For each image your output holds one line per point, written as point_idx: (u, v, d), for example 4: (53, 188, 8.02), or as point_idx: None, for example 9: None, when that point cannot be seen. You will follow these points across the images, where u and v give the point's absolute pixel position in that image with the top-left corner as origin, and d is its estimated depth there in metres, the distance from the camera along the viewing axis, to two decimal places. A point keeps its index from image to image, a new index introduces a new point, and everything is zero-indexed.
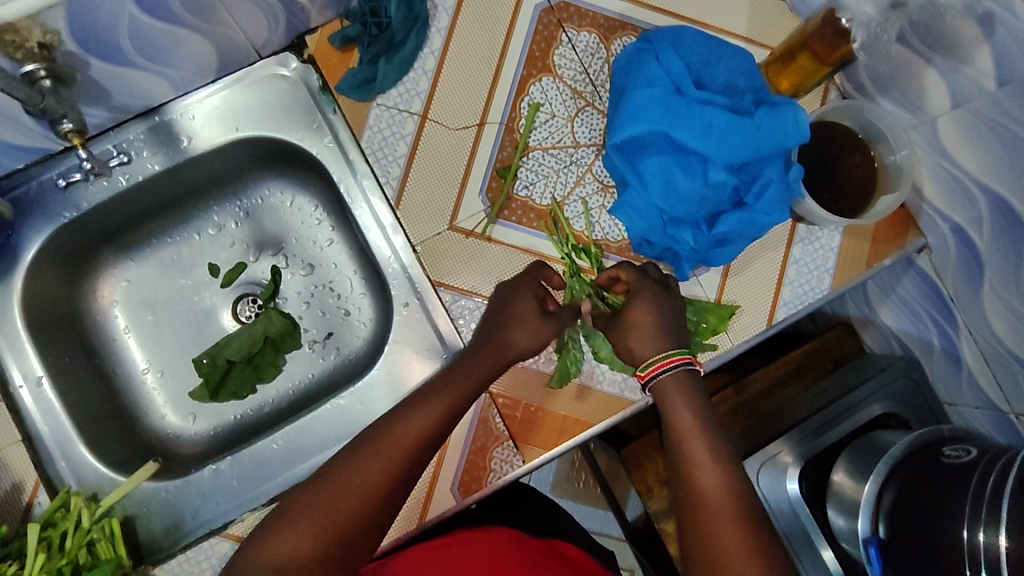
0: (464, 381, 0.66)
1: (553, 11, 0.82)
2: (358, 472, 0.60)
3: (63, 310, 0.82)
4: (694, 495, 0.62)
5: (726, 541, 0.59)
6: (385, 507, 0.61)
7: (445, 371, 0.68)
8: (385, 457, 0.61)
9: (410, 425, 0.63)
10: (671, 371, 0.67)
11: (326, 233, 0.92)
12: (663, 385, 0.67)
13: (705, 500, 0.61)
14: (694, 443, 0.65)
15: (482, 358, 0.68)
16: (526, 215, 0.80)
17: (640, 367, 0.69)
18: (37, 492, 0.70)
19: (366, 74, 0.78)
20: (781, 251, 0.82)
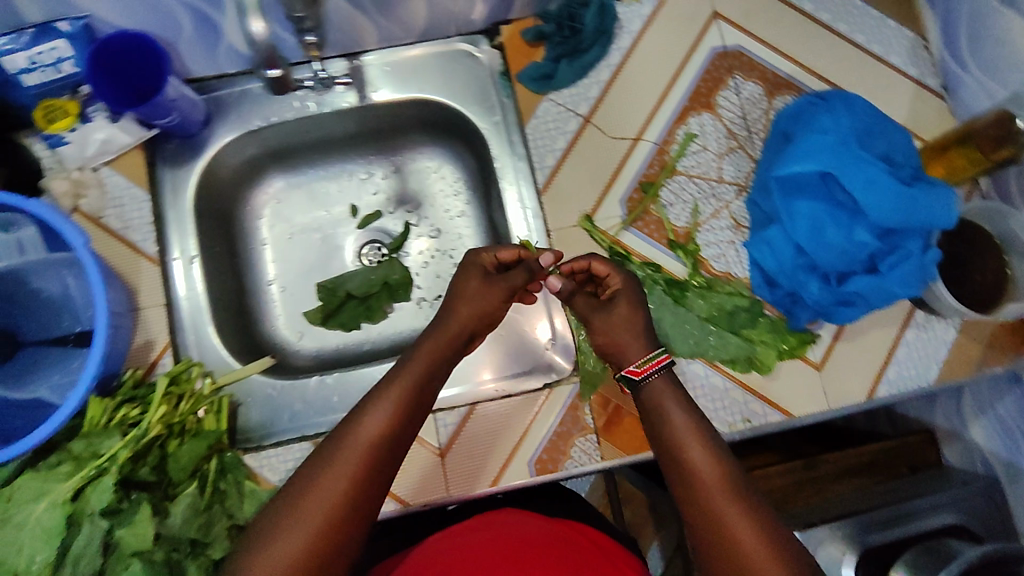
0: (409, 379, 0.67)
1: (726, 58, 0.88)
2: (327, 469, 0.59)
3: (223, 208, 0.91)
4: (695, 485, 0.61)
5: (741, 530, 0.57)
6: (361, 499, 0.59)
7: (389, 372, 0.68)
8: (354, 456, 0.60)
9: (367, 423, 0.62)
10: (662, 371, 0.71)
11: (460, 206, 0.99)
12: (653, 387, 0.70)
13: (710, 488, 0.60)
14: (688, 438, 0.64)
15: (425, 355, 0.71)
16: (659, 231, 0.84)
17: (637, 362, 0.72)
18: (164, 353, 0.77)
19: (548, 70, 0.86)
20: (894, 330, 0.83)
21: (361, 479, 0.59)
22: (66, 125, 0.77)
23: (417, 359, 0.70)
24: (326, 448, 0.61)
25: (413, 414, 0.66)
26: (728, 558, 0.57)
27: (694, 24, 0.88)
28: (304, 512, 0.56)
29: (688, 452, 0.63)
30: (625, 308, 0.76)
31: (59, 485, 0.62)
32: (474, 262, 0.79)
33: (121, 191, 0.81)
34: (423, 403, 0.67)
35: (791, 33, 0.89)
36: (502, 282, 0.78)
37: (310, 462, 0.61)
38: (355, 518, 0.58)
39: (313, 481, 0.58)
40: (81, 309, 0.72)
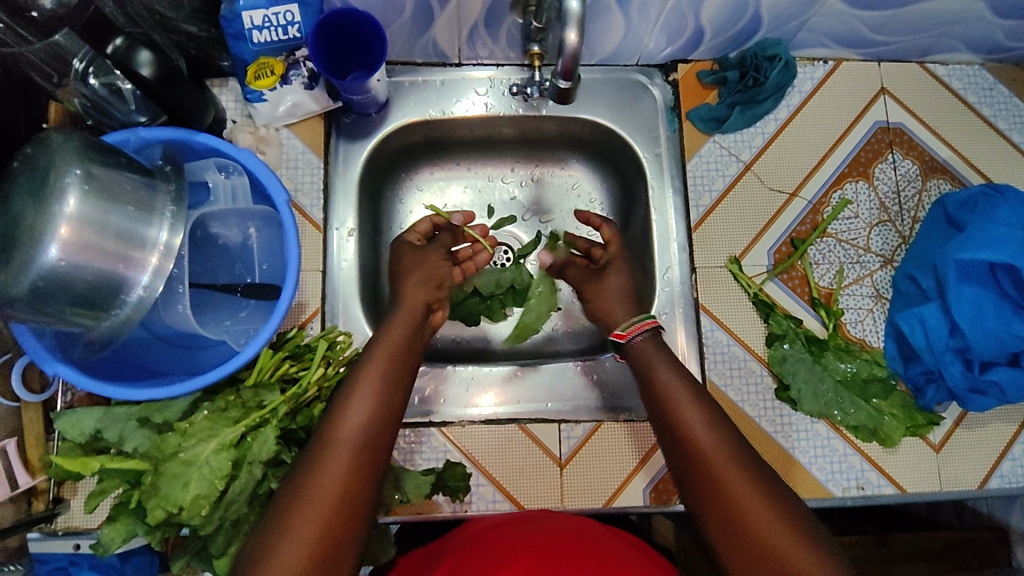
0: (377, 371, 0.66)
1: (888, 133, 0.91)
2: (314, 470, 0.57)
3: (376, 187, 0.93)
4: (693, 450, 0.64)
5: (743, 499, 0.59)
6: (360, 480, 0.58)
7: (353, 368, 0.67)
8: (337, 453, 0.59)
9: (342, 420, 0.61)
10: (645, 332, 0.75)
11: (594, 226, 1.01)
12: (640, 348, 0.75)
13: (711, 455, 0.62)
14: (686, 407, 0.67)
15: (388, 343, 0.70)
16: (800, 286, 0.86)
17: (622, 328, 0.77)
18: (313, 318, 0.80)
19: (720, 114, 0.88)
20: (1015, 426, 0.84)
21: (350, 478, 0.58)
22: (270, 84, 0.78)
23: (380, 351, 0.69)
24: (308, 449, 0.60)
25: (389, 404, 0.65)
26: (732, 520, 0.59)
27: (862, 95, 0.92)
28: (302, 516, 0.55)
29: (689, 425, 0.65)
30: (614, 277, 0.84)
31: (227, 429, 0.63)
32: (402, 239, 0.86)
33: (297, 154, 0.84)
34: (397, 392, 0.67)
35: (951, 121, 0.92)
36: (432, 249, 0.85)
37: (293, 470, 0.59)
38: (358, 503, 0.57)
39: (304, 483, 0.57)
40: (255, 260, 0.74)
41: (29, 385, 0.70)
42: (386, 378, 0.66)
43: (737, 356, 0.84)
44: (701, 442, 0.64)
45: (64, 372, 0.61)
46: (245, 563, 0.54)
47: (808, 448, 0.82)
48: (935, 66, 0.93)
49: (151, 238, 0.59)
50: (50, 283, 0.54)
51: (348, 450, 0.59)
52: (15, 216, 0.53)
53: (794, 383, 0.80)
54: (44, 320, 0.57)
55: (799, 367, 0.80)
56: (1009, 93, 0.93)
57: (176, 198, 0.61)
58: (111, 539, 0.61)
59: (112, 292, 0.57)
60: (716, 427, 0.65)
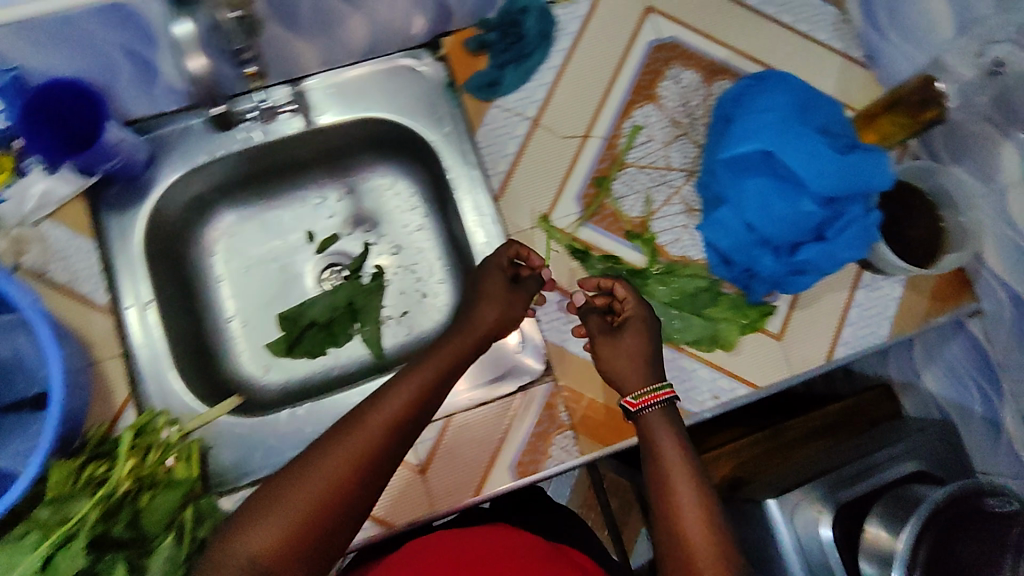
0: (417, 378, 0.69)
1: (663, 50, 0.90)
2: (318, 465, 0.60)
3: (174, 248, 0.88)
4: (655, 466, 0.69)
5: (690, 522, 0.64)
6: (363, 481, 0.61)
7: (404, 369, 0.70)
8: (349, 454, 0.61)
9: (370, 418, 0.64)
10: (657, 405, 0.72)
11: (418, 220, 0.99)
12: (647, 419, 0.72)
13: (673, 477, 0.67)
14: (658, 428, 0.71)
15: (435, 361, 0.72)
16: (615, 223, 0.86)
17: (632, 395, 0.74)
18: (125, 407, 0.76)
19: (493, 77, 0.86)
20: (846, 292, 0.88)
21: (349, 479, 0.60)
22: (6, 179, 0.75)
23: (424, 369, 0.70)
24: (327, 437, 0.63)
25: (415, 416, 0.67)
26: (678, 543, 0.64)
27: (629, 19, 0.90)
28: (294, 497, 0.59)
29: (657, 440, 0.70)
30: (634, 337, 0.77)
31: (27, 557, 0.60)
32: (500, 265, 0.80)
33: (64, 243, 0.78)
34: (427, 407, 0.68)
35: (725, 22, 0.91)
36: (522, 294, 0.79)
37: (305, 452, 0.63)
38: (351, 496, 0.60)
39: (300, 477, 0.60)
40: (34, 369, 0.69)
41: None
42: (423, 395, 0.68)
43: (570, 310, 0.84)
44: (667, 457, 0.69)
45: None
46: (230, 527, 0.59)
47: None
48: None
49: None
50: None
51: (359, 456, 0.62)
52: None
53: (623, 320, 0.82)
54: None
55: (626, 303, 0.82)
56: None
57: None
58: None
59: None
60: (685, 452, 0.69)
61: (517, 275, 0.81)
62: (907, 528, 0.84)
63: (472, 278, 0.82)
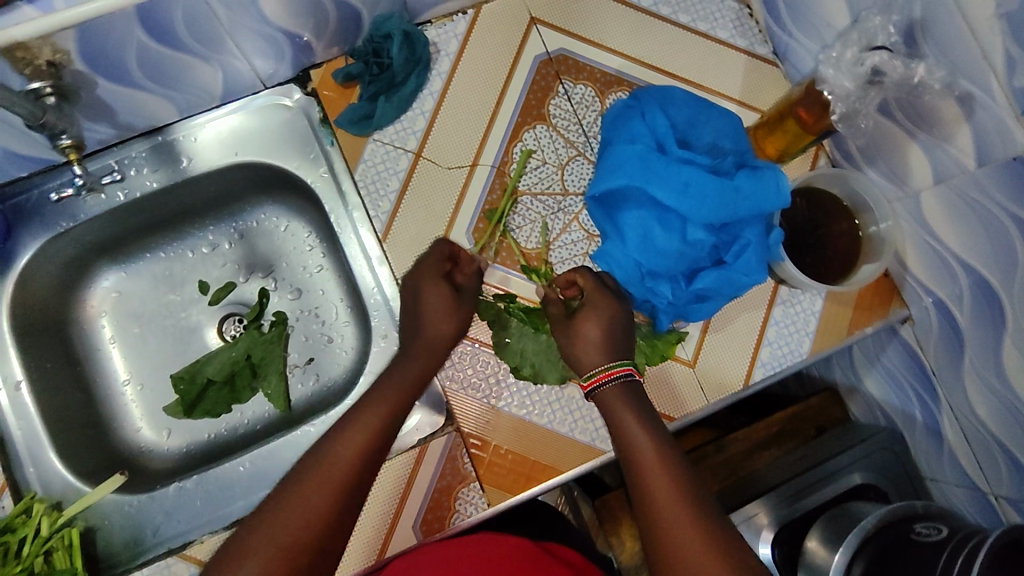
0: (386, 399, 0.67)
1: (552, 64, 0.85)
2: (303, 489, 0.59)
3: (52, 316, 0.84)
4: (630, 455, 0.64)
5: (667, 509, 0.60)
6: (345, 509, 0.60)
7: (369, 391, 0.69)
8: (334, 476, 0.60)
9: (344, 442, 0.62)
10: (614, 381, 0.68)
11: (317, 260, 0.94)
12: (605, 394, 0.68)
13: (648, 468, 0.63)
14: (626, 414, 0.66)
15: (400, 382, 0.70)
16: (511, 258, 0.81)
17: (584, 376, 0.70)
18: (1, 495, 0.72)
19: (365, 111, 0.81)
20: (761, 311, 0.82)
21: (338, 500, 0.59)
22: None
23: (394, 384, 0.69)
24: (305, 466, 0.61)
25: (391, 431, 0.66)
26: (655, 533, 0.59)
27: (513, 34, 0.85)
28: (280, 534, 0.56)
29: (628, 433, 0.65)
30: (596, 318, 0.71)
31: None
32: (434, 276, 0.75)
33: None
34: (401, 419, 0.68)
35: (616, 29, 0.86)
36: (466, 298, 0.76)
37: (284, 486, 0.60)
38: (337, 527, 0.59)
39: (289, 502, 0.58)
40: None
41: None
42: (396, 407, 0.67)
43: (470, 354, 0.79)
44: (639, 450, 0.64)
45: None
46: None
47: (564, 415, 0.78)
48: None
49: None
50: None
51: (341, 479, 0.60)
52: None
53: (520, 362, 0.76)
54: None
55: (524, 341, 0.77)
56: None
57: None
58: None
59: None
60: (655, 436, 0.65)
61: (455, 282, 0.76)
62: (841, 549, 0.81)
63: (408, 287, 0.77)
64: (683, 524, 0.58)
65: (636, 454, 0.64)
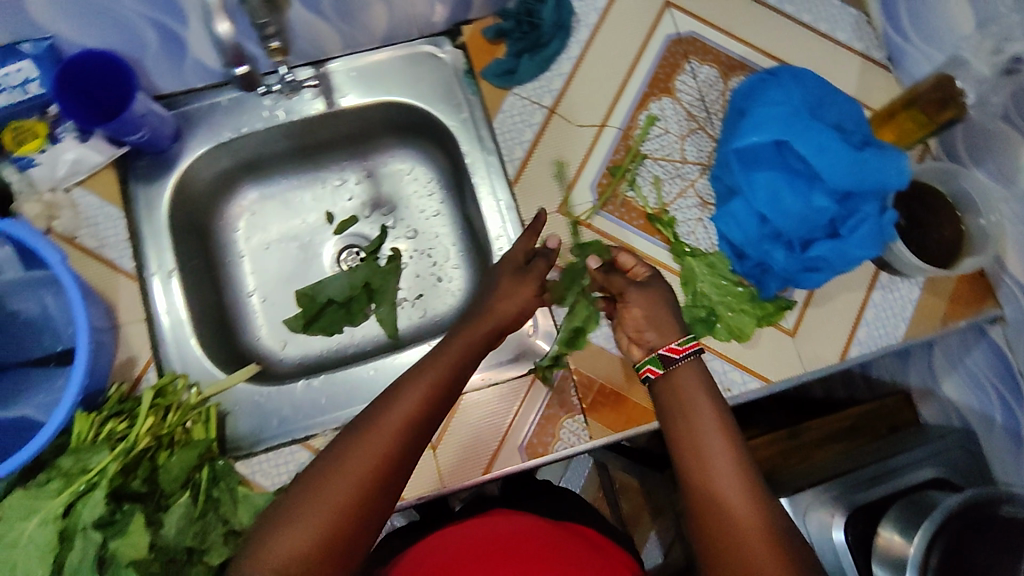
0: (436, 373, 0.66)
1: (681, 44, 0.91)
2: (349, 455, 0.58)
3: (199, 222, 0.92)
4: (697, 461, 0.65)
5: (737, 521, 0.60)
6: (386, 484, 0.58)
7: (419, 364, 0.68)
8: (373, 451, 0.58)
9: (389, 415, 0.61)
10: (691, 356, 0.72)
11: (434, 206, 1.01)
12: (680, 373, 0.71)
13: (715, 482, 0.63)
14: (701, 424, 0.67)
15: (446, 359, 0.68)
16: (628, 213, 0.86)
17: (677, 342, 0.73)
18: (147, 368, 0.77)
19: (510, 65, 0.88)
20: (861, 293, 0.86)
21: (386, 464, 0.59)
22: (36, 146, 0.77)
23: (449, 354, 0.69)
24: (348, 434, 0.60)
25: (444, 399, 0.65)
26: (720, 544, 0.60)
27: (647, 13, 0.91)
28: (320, 500, 0.56)
29: (696, 417, 0.68)
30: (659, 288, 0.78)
31: (50, 502, 0.62)
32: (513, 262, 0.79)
33: (95, 210, 0.82)
34: (450, 395, 0.66)
35: (743, 19, 0.93)
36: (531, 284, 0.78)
37: (330, 450, 0.60)
38: (376, 501, 0.58)
39: (339, 462, 0.58)
40: (61, 327, 0.72)
41: None
42: (450, 375, 0.67)
43: None
44: (703, 434, 0.66)
45: None
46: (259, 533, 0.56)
47: None
48: None
49: None
50: None
51: (386, 453, 0.59)
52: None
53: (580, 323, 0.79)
54: None
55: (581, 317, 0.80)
56: None
57: None
58: None
59: None
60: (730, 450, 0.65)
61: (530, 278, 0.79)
62: (921, 530, 0.81)
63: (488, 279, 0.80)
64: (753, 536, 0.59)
65: (695, 432, 0.67)
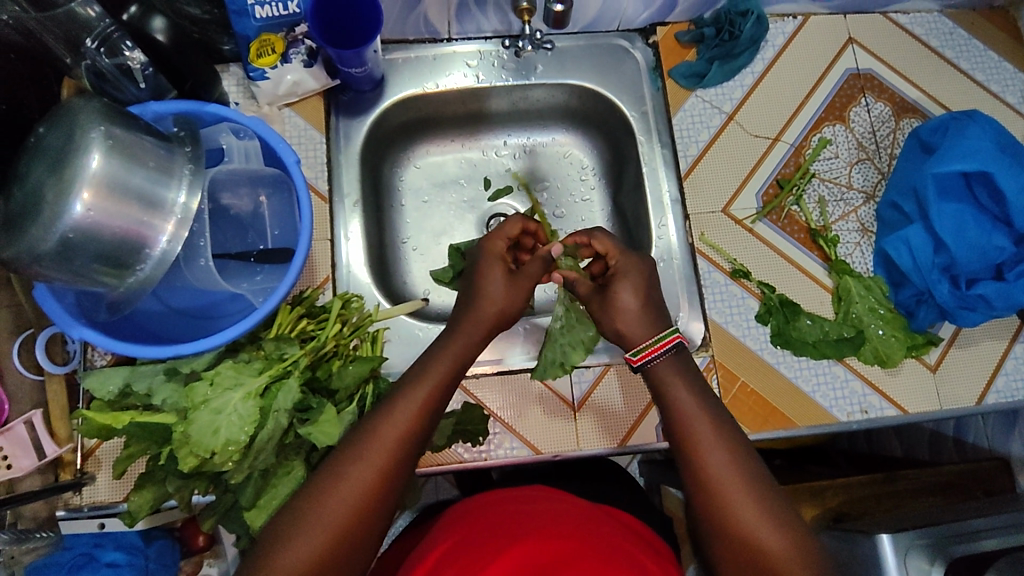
0: (429, 385, 0.67)
1: (860, 78, 0.95)
2: (349, 469, 0.61)
3: (376, 162, 0.97)
4: (699, 458, 0.66)
5: (739, 511, 0.62)
6: (384, 495, 0.61)
7: (411, 373, 0.70)
8: (369, 465, 0.61)
9: (386, 430, 0.63)
10: (664, 353, 0.72)
11: (587, 191, 1.03)
12: (656, 368, 0.72)
13: (716, 476, 0.64)
14: (694, 420, 0.68)
15: (439, 369, 0.69)
16: (790, 225, 0.89)
17: (634, 352, 0.74)
18: (326, 284, 0.83)
19: (700, 69, 0.92)
20: (1003, 343, 0.88)
21: (374, 491, 0.61)
22: (271, 62, 0.80)
23: (434, 371, 0.69)
24: (347, 445, 0.63)
25: (437, 409, 0.67)
26: (731, 533, 0.62)
27: (832, 45, 0.96)
28: (323, 511, 0.59)
29: (693, 428, 0.67)
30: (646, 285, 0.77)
31: (252, 379, 0.66)
32: (494, 257, 0.80)
33: (299, 130, 0.87)
34: (442, 404, 0.68)
35: (921, 66, 0.96)
36: (524, 278, 0.78)
37: (332, 457, 0.63)
38: (374, 511, 0.61)
39: (337, 476, 0.60)
40: (267, 227, 0.78)
41: (52, 357, 0.74)
42: (437, 392, 0.67)
43: (752, 302, 0.86)
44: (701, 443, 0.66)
45: (87, 333, 0.65)
46: (271, 536, 0.58)
47: (810, 375, 0.85)
48: (898, 15, 0.97)
49: (169, 201, 0.63)
50: (79, 235, 0.58)
51: (383, 463, 0.62)
52: (50, 169, 0.58)
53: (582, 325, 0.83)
54: (65, 277, 0.61)
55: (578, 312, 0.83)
56: (969, 37, 0.98)
57: (192, 160, 0.66)
58: (140, 504, 0.68)
59: (134, 249, 0.62)
60: (723, 442, 0.66)
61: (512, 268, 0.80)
62: None
63: (471, 272, 0.80)
64: (761, 524, 0.61)
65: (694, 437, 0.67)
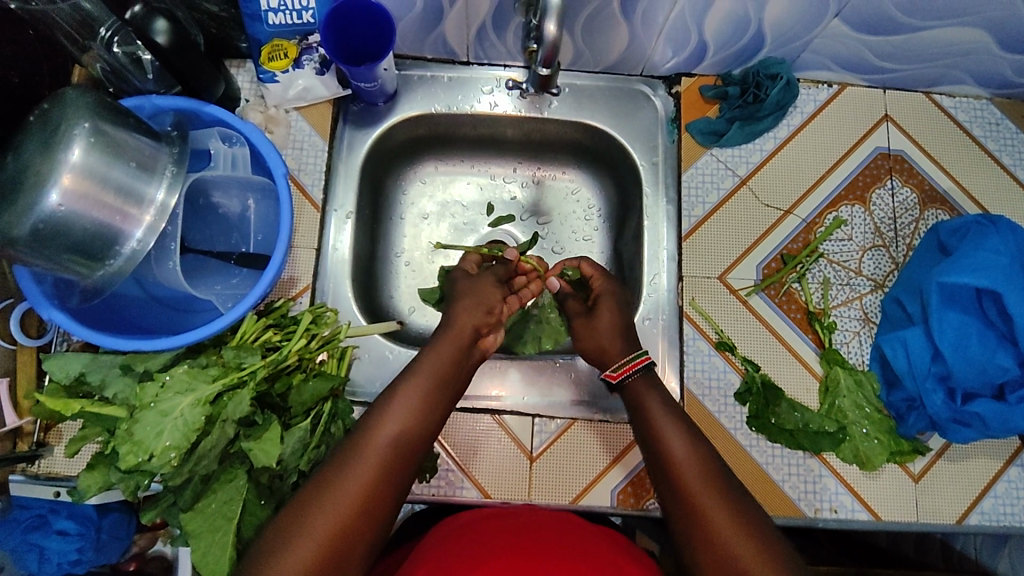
0: (416, 395, 0.67)
1: (889, 159, 0.90)
2: (343, 476, 0.60)
3: (379, 175, 0.96)
4: (676, 478, 0.63)
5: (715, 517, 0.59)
6: (379, 503, 0.60)
7: (399, 385, 0.69)
8: (363, 471, 0.60)
9: (377, 437, 0.63)
10: (640, 371, 0.73)
11: (588, 231, 1.00)
12: (634, 382, 0.73)
13: (691, 484, 0.62)
14: (666, 431, 0.67)
15: (421, 378, 0.68)
16: (788, 304, 0.86)
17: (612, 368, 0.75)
18: (303, 293, 0.83)
19: (718, 127, 0.89)
20: (997, 464, 0.82)
21: (367, 499, 0.59)
22: (282, 66, 0.81)
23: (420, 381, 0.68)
24: (341, 453, 0.62)
25: (428, 416, 0.67)
26: (704, 543, 0.58)
27: (864, 121, 0.91)
28: (315, 520, 0.57)
29: (669, 445, 0.65)
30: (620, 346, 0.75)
31: (205, 385, 0.66)
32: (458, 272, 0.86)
33: (304, 136, 0.88)
34: (434, 414, 0.67)
35: (957, 155, 0.91)
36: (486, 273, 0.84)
37: (323, 466, 0.61)
38: (371, 520, 0.59)
39: (332, 481, 0.59)
40: (251, 231, 0.78)
41: (28, 330, 0.76)
42: (426, 405, 0.67)
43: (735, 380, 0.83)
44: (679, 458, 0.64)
45: (57, 317, 0.65)
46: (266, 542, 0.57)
47: (781, 463, 0.81)
48: (941, 97, 0.92)
49: (148, 196, 0.64)
50: (50, 226, 0.58)
51: (377, 468, 0.61)
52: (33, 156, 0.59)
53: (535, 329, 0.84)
54: (41, 263, 0.61)
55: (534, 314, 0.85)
56: (1016, 130, 0.91)
57: (177, 160, 0.67)
58: (88, 486, 0.67)
59: (108, 243, 0.63)
60: (697, 452, 0.64)
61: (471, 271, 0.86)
62: None
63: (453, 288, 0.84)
64: (735, 531, 0.58)
65: (668, 454, 0.65)
